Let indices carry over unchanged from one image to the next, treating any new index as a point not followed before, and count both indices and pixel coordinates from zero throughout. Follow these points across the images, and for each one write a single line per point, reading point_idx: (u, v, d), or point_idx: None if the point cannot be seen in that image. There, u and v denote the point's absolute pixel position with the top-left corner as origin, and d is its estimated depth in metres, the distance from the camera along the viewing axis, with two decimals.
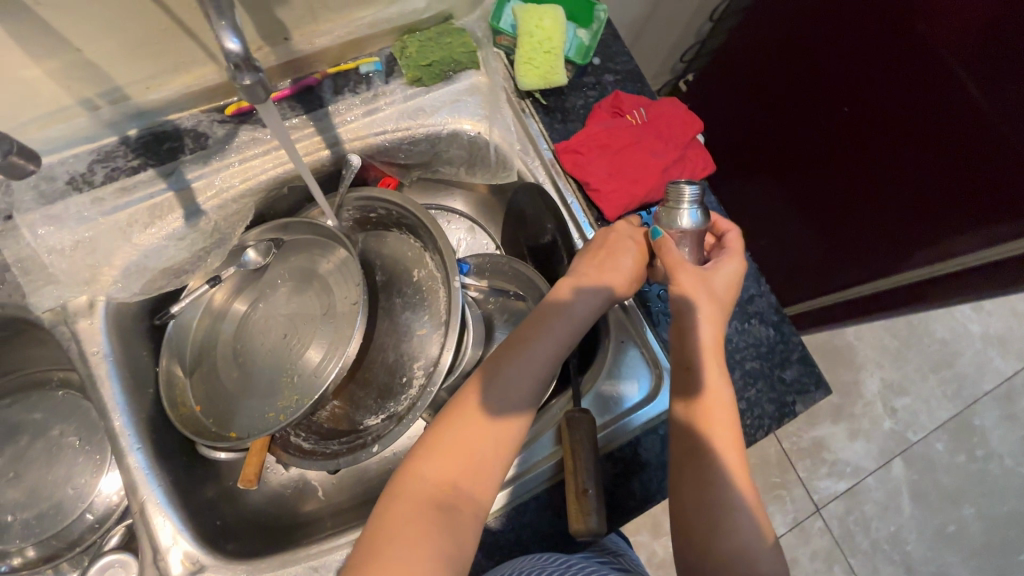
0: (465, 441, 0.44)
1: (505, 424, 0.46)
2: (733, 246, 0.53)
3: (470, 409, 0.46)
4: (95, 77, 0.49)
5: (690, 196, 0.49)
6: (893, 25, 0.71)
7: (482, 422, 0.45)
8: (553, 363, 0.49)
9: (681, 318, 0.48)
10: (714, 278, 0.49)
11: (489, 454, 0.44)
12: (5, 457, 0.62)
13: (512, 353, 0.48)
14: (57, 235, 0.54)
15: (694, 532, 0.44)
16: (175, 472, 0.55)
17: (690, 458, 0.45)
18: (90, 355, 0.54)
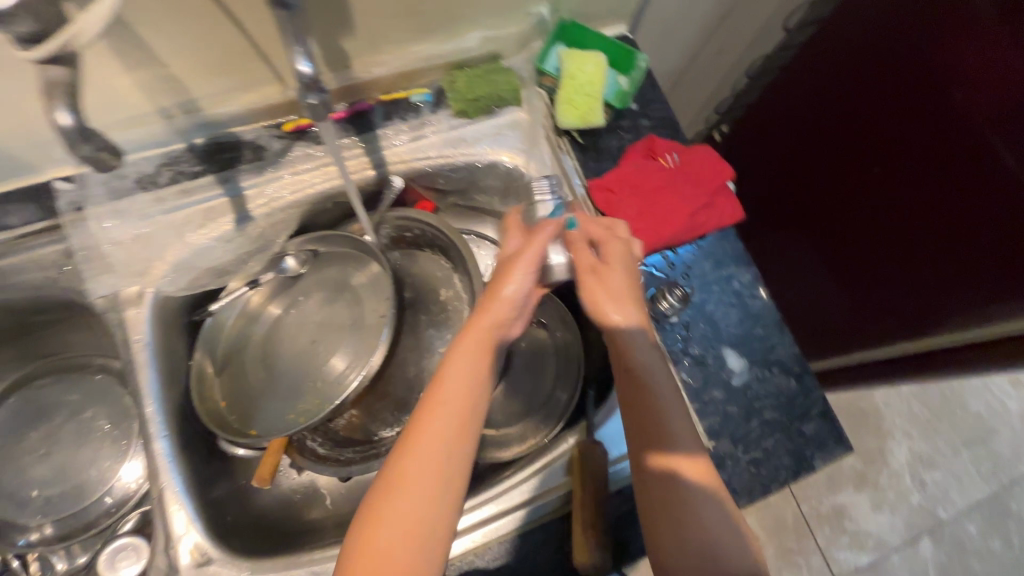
0: (403, 514, 0.39)
1: (442, 473, 0.41)
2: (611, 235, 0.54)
3: (401, 473, 0.40)
4: (175, 89, 0.54)
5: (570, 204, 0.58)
6: (932, 100, 0.72)
7: (417, 483, 0.40)
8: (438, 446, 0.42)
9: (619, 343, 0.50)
10: (618, 283, 0.52)
11: (434, 517, 0.40)
12: (39, 434, 0.65)
13: (439, 401, 0.43)
14: (119, 228, 0.58)
15: (673, 547, 0.42)
16: (195, 463, 0.57)
17: (653, 470, 0.45)
18: (132, 342, 0.57)
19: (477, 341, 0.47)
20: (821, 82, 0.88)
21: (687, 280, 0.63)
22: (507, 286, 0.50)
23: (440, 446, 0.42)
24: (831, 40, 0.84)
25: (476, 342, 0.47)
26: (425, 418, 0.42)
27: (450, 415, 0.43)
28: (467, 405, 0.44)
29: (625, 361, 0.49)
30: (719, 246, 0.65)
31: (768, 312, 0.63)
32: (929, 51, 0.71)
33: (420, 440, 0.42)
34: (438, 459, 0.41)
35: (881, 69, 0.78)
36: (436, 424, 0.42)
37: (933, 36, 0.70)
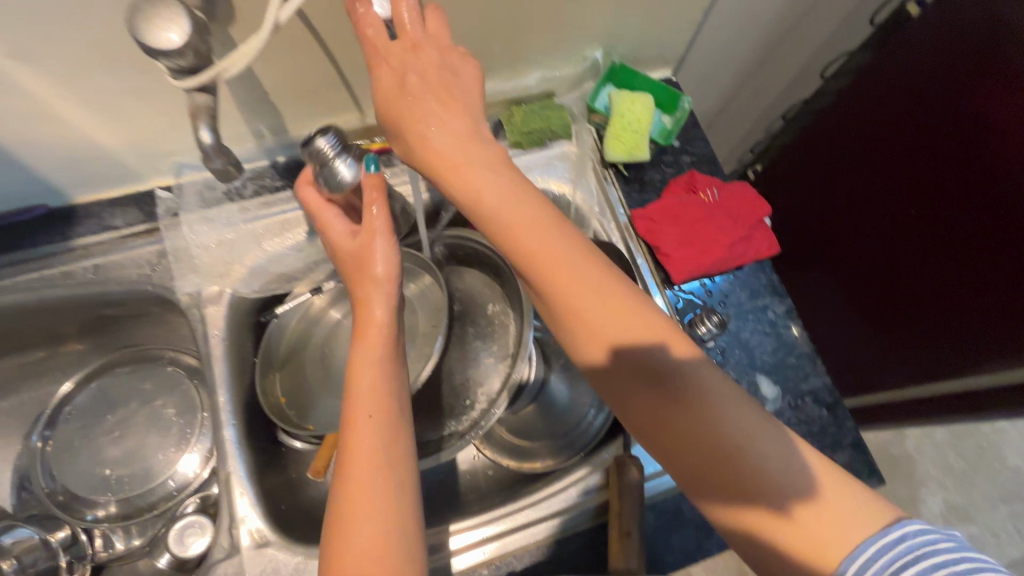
0: (359, 505, 0.39)
1: (387, 467, 0.41)
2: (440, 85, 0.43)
3: (346, 471, 0.41)
4: (269, 113, 0.61)
5: (329, 145, 0.53)
6: (970, 154, 0.75)
7: (368, 486, 0.40)
8: (372, 401, 0.43)
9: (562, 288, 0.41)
10: (545, 228, 0.41)
11: (395, 509, 0.40)
12: (114, 418, 0.70)
13: (365, 413, 0.43)
14: (207, 234, 0.64)
15: (731, 488, 0.37)
16: (256, 451, 0.61)
17: (653, 431, 0.41)
18: (211, 337, 0.63)
19: (377, 349, 0.47)
20: (853, 127, 0.92)
21: (724, 306, 0.67)
22: (375, 266, 0.50)
23: (377, 447, 0.42)
24: (868, 90, 0.87)
25: (377, 349, 0.47)
26: (353, 436, 0.42)
27: (377, 419, 0.43)
28: (390, 404, 0.44)
29: (588, 332, 0.41)
30: (754, 277, 0.68)
31: (802, 342, 0.66)
32: (967, 107, 0.74)
33: (356, 451, 0.41)
34: (379, 461, 0.41)
35: (918, 121, 0.81)
36: (370, 431, 0.42)
37: (972, 94, 0.73)
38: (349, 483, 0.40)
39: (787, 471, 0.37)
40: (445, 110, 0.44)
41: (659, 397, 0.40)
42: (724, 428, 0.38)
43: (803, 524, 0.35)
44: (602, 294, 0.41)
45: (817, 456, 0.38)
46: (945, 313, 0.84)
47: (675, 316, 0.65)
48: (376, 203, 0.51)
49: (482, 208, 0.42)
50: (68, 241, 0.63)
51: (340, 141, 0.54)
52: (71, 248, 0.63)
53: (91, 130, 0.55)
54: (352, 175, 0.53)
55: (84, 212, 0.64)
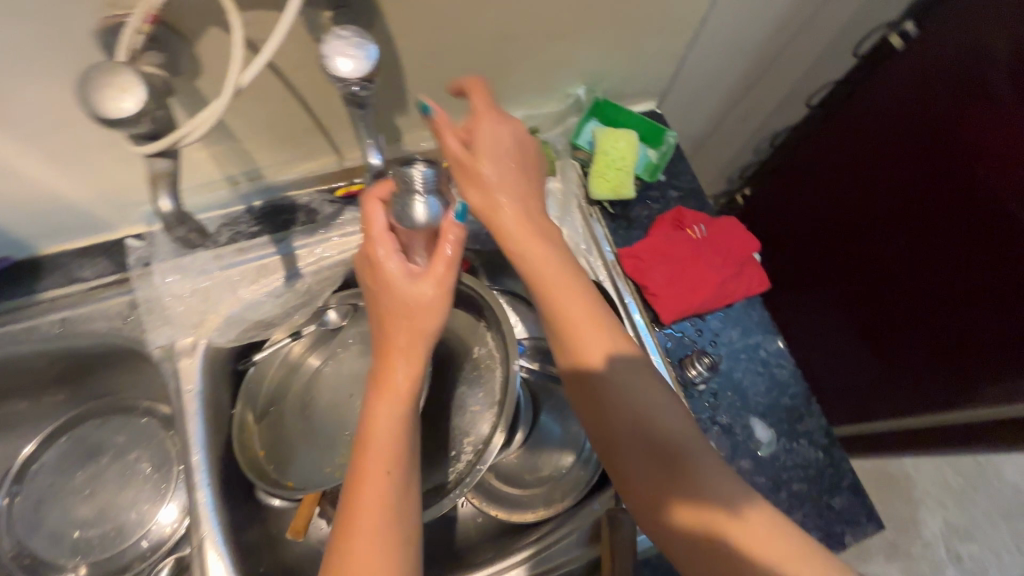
0: (363, 556, 0.37)
1: (397, 527, 0.39)
2: (501, 132, 0.48)
3: (357, 517, 0.39)
4: (243, 160, 0.59)
5: (424, 180, 0.45)
6: (957, 182, 0.75)
7: (375, 543, 0.38)
8: (396, 454, 0.41)
9: (567, 306, 0.47)
10: (564, 273, 0.48)
11: (401, 571, 0.38)
12: (84, 474, 0.67)
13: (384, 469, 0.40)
14: (181, 283, 0.62)
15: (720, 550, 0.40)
16: (232, 512, 0.59)
17: (614, 440, 0.46)
18: (184, 391, 0.60)
19: (402, 392, 0.42)
20: (839, 155, 0.91)
21: (715, 346, 0.65)
22: (421, 303, 0.43)
23: (389, 505, 0.39)
24: (852, 119, 0.87)
25: (404, 394, 0.43)
26: (364, 487, 0.40)
27: (394, 472, 0.40)
28: (404, 458, 0.41)
29: (568, 335, 0.47)
30: (745, 314, 0.67)
31: (795, 381, 0.64)
32: (953, 136, 0.74)
33: (365, 508, 0.39)
34: (388, 515, 0.39)
35: (904, 150, 0.81)
36: (382, 483, 0.40)
37: (956, 124, 0.73)
38: (356, 538, 0.38)
39: (759, 522, 0.41)
40: (495, 166, 0.48)
41: (647, 428, 0.45)
42: (711, 492, 0.42)
43: (754, 534, 0.40)
44: (601, 332, 0.47)
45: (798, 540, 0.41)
46: (940, 341, 0.82)
47: (665, 357, 0.63)
48: (448, 241, 0.44)
49: (511, 236, 0.48)
50: (34, 294, 0.60)
51: (435, 182, 0.46)
52: (36, 301, 0.60)
53: (55, 183, 0.53)
54: (428, 219, 0.45)
55: (52, 264, 0.61)
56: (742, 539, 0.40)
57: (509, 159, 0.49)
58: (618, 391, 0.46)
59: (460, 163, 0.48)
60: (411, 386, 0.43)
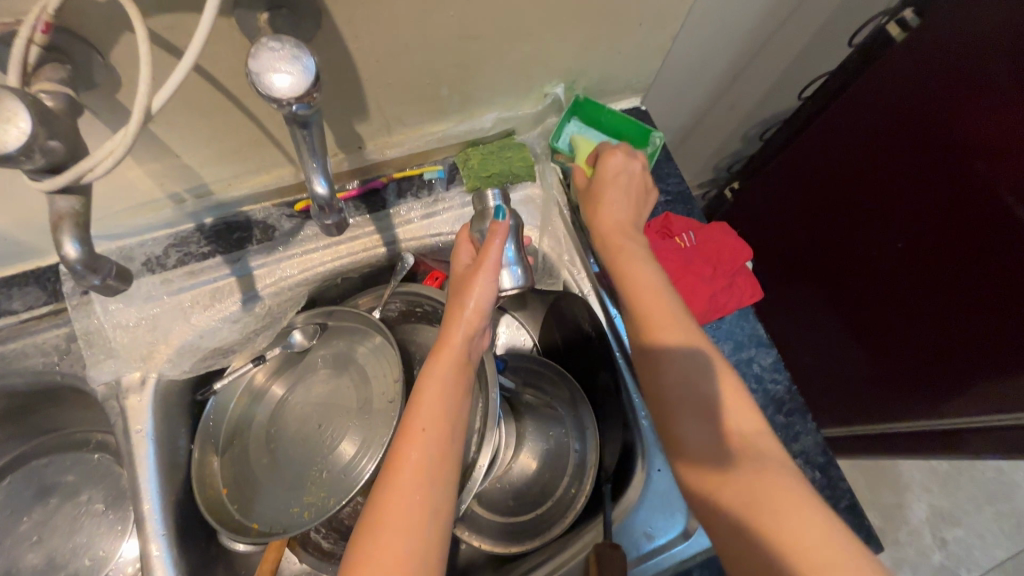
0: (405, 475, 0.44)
1: (430, 489, 0.44)
2: (610, 166, 0.59)
3: (405, 444, 0.45)
4: (186, 177, 0.53)
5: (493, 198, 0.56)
6: (955, 178, 0.71)
7: (407, 496, 0.43)
8: (446, 398, 0.47)
9: (653, 298, 0.52)
10: (645, 270, 0.54)
11: (428, 527, 0.43)
12: (31, 519, 0.62)
13: (432, 411, 0.46)
14: (125, 312, 0.57)
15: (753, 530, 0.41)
16: (192, 561, 0.54)
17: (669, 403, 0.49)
18: (133, 432, 0.55)
19: (449, 368, 0.48)
20: (834, 150, 0.87)
21: None
22: (471, 300, 0.50)
23: (426, 467, 0.44)
24: (844, 113, 0.83)
25: (446, 371, 0.48)
26: (407, 444, 0.45)
27: (431, 438, 0.45)
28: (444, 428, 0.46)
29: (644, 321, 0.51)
30: (737, 326, 0.63)
31: (790, 397, 0.61)
32: (949, 128, 0.70)
33: (407, 463, 0.44)
34: (424, 474, 0.44)
35: (899, 143, 0.77)
36: (422, 444, 0.45)
37: (952, 115, 0.69)
38: (394, 487, 0.43)
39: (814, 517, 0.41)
40: (617, 193, 0.58)
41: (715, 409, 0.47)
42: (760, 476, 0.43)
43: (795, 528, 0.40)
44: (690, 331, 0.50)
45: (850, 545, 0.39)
46: (941, 341, 0.78)
47: None
48: (495, 237, 0.50)
49: (604, 231, 0.58)
50: None
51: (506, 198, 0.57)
52: None
53: None
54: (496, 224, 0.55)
55: None
56: (772, 528, 0.40)
57: (632, 185, 0.59)
58: (684, 363, 0.49)
59: (593, 185, 0.60)
60: (457, 367, 0.49)
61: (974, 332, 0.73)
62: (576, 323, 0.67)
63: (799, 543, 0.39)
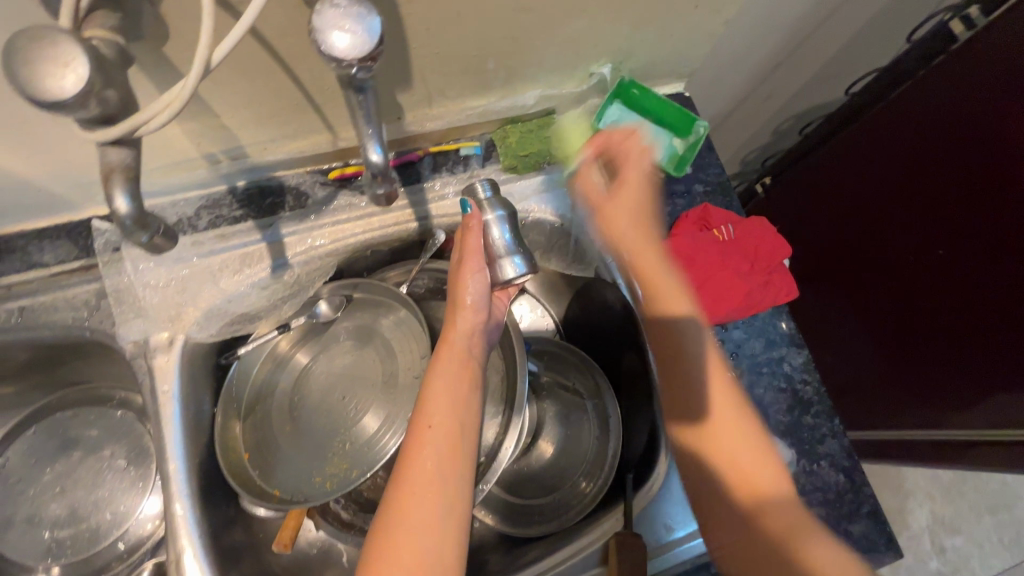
0: (416, 470, 0.44)
1: (445, 478, 0.45)
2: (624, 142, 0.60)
3: (412, 441, 0.46)
4: (224, 138, 0.52)
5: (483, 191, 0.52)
6: (1004, 184, 0.67)
7: (424, 487, 0.44)
8: (449, 395, 0.48)
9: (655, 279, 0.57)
10: (651, 253, 0.58)
11: (447, 515, 0.43)
12: (55, 471, 0.63)
13: (430, 410, 0.47)
14: (155, 271, 0.56)
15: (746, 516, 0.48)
16: (214, 523, 0.54)
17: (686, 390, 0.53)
18: (160, 391, 0.55)
19: (456, 362, 0.50)
20: (872, 150, 0.83)
21: (737, 358, 0.60)
22: (465, 297, 0.52)
23: (434, 460, 0.45)
24: (886, 111, 0.78)
25: (448, 370, 0.50)
26: (419, 437, 0.46)
27: (438, 431, 0.46)
28: (451, 421, 0.47)
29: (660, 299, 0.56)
30: (771, 324, 0.62)
31: (820, 399, 0.60)
32: (1001, 136, 0.67)
33: (419, 455, 0.45)
34: (437, 465, 0.45)
35: (941, 149, 0.73)
36: (434, 437, 0.46)
37: (1007, 122, 0.65)
38: (410, 481, 0.44)
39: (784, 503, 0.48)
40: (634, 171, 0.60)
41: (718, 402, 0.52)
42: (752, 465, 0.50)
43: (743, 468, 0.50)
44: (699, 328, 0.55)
45: (795, 510, 0.47)
46: (961, 351, 0.78)
47: None
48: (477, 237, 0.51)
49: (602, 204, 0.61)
50: None
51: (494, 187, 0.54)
52: None
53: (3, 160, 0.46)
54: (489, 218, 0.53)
55: (6, 245, 0.55)
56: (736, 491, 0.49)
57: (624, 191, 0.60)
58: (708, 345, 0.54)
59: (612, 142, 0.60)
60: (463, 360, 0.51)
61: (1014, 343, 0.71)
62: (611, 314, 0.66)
63: (756, 499, 0.48)
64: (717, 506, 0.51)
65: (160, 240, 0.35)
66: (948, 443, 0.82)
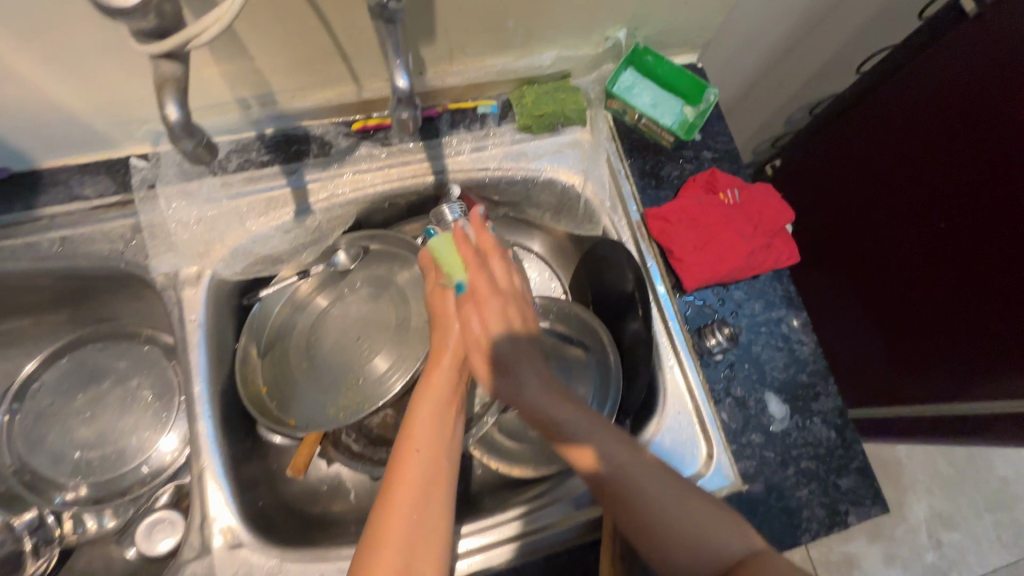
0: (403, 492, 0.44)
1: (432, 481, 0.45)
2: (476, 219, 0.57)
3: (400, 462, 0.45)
4: (257, 82, 0.55)
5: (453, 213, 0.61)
6: (1003, 153, 0.68)
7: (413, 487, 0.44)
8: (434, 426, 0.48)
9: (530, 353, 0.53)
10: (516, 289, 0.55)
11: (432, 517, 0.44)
12: (86, 397, 0.67)
13: (417, 438, 0.47)
14: (186, 209, 0.60)
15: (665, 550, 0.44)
16: (234, 446, 0.58)
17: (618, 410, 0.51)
18: (188, 321, 0.59)
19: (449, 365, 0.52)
20: (879, 124, 0.83)
21: (736, 317, 0.62)
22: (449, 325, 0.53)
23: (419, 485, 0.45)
24: (896, 86, 0.79)
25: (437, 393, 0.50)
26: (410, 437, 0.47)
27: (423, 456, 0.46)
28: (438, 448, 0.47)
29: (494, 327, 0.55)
30: (771, 286, 0.64)
31: (815, 360, 0.62)
32: (1002, 104, 0.67)
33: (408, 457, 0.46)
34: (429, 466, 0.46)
35: (943, 124, 0.74)
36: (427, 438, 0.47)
37: (1009, 89, 0.66)
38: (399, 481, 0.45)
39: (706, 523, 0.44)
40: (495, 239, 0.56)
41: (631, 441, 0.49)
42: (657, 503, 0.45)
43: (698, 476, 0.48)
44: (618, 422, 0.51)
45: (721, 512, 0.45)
46: (949, 330, 0.78)
47: (684, 325, 0.62)
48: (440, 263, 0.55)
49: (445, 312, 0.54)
50: (33, 210, 0.58)
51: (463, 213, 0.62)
52: (35, 218, 0.58)
53: (54, 91, 0.49)
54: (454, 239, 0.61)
55: (50, 179, 0.58)
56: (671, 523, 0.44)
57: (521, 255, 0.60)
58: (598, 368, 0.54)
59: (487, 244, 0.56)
60: (455, 364, 0.52)
61: (1005, 315, 0.71)
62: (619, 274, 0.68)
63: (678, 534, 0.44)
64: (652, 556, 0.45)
65: (205, 153, 0.38)
66: (935, 421, 0.82)
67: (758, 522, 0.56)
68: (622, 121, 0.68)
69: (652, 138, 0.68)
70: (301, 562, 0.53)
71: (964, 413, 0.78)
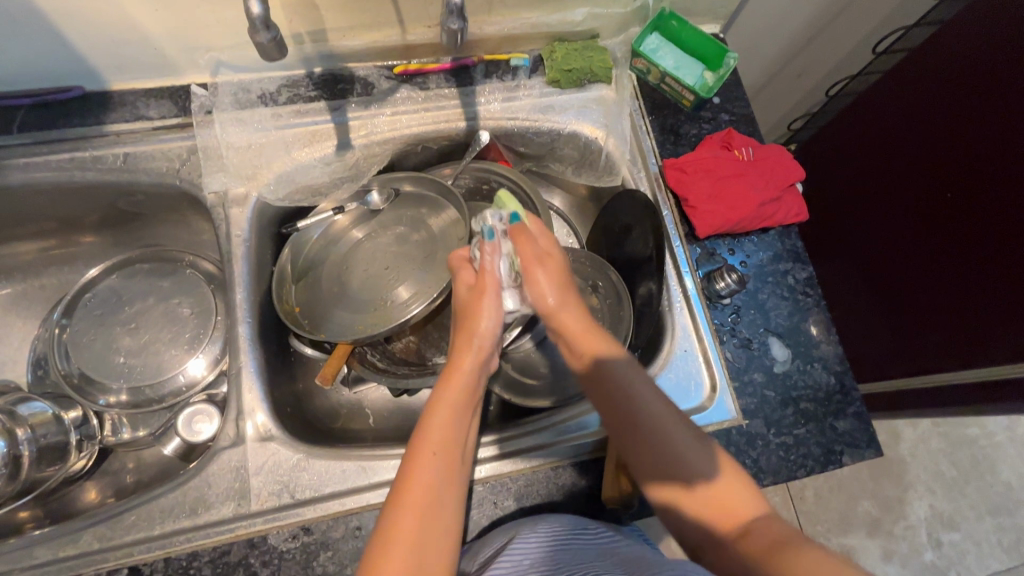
0: (412, 502, 0.41)
1: (434, 524, 0.41)
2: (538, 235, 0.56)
3: (412, 469, 0.43)
4: (312, 17, 0.59)
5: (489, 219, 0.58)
6: (996, 123, 0.72)
7: (411, 548, 0.39)
8: (449, 429, 0.45)
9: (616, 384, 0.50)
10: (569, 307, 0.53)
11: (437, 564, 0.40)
12: (133, 309, 0.73)
13: (429, 449, 0.44)
14: (237, 135, 0.65)
15: (693, 530, 0.46)
16: (268, 353, 0.63)
17: (660, 448, 0.47)
18: (233, 236, 0.64)
19: (459, 395, 0.47)
20: (887, 102, 0.88)
21: (745, 266, 0.66)
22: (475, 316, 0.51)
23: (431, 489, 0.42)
24: (908, 70, 0.83)
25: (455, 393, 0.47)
26: (414, 468, 0.43)
27: (440, 460, 0.43)
28: (452, 448, 0.45)
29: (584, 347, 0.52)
30: (779, 241, 0.68)
31: (817, 310, 0.65)
32: (996, 77, 0.72)
33: (411, 492, 0.42)
34: (425, 521, 0.41)
35: (946, 104, 0.78)
36: (430, 471, 0.43)
37: (1002, 61, 0.70)
38: (399, 523, 0.40)
39: (727, 501, 0.45)
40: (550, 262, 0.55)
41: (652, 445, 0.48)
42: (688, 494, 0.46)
43: (719, 515, 0.45)
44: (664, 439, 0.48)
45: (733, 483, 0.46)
46: (952, 297, 0.81)
47: (694, 271, 0.66)
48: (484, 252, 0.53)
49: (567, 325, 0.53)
50: (101, 127, 0.64)
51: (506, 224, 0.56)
52: (103, 133, 0.64)
53: (134, 11, 0.54)
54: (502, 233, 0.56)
55: (120, 100, 0.65)
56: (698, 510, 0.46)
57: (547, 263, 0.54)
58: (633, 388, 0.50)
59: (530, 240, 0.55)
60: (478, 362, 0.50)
61: (1004, 279, 0.73)
62: (632, 232, 0.68)
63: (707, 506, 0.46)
64: (689, 538, 0.47)
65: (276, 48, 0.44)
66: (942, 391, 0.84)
67: (756, 455, 0.59)
68: (646, 81, 0.73)
69: (673, 98, 0.73)
70: (324, 458, 0.57)
71: (969, 380, 0.80)
